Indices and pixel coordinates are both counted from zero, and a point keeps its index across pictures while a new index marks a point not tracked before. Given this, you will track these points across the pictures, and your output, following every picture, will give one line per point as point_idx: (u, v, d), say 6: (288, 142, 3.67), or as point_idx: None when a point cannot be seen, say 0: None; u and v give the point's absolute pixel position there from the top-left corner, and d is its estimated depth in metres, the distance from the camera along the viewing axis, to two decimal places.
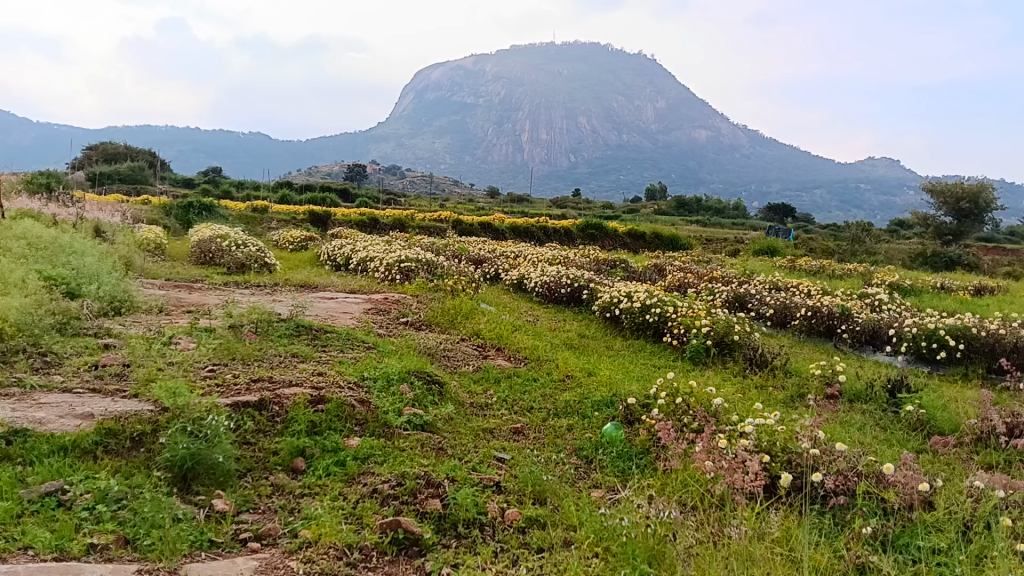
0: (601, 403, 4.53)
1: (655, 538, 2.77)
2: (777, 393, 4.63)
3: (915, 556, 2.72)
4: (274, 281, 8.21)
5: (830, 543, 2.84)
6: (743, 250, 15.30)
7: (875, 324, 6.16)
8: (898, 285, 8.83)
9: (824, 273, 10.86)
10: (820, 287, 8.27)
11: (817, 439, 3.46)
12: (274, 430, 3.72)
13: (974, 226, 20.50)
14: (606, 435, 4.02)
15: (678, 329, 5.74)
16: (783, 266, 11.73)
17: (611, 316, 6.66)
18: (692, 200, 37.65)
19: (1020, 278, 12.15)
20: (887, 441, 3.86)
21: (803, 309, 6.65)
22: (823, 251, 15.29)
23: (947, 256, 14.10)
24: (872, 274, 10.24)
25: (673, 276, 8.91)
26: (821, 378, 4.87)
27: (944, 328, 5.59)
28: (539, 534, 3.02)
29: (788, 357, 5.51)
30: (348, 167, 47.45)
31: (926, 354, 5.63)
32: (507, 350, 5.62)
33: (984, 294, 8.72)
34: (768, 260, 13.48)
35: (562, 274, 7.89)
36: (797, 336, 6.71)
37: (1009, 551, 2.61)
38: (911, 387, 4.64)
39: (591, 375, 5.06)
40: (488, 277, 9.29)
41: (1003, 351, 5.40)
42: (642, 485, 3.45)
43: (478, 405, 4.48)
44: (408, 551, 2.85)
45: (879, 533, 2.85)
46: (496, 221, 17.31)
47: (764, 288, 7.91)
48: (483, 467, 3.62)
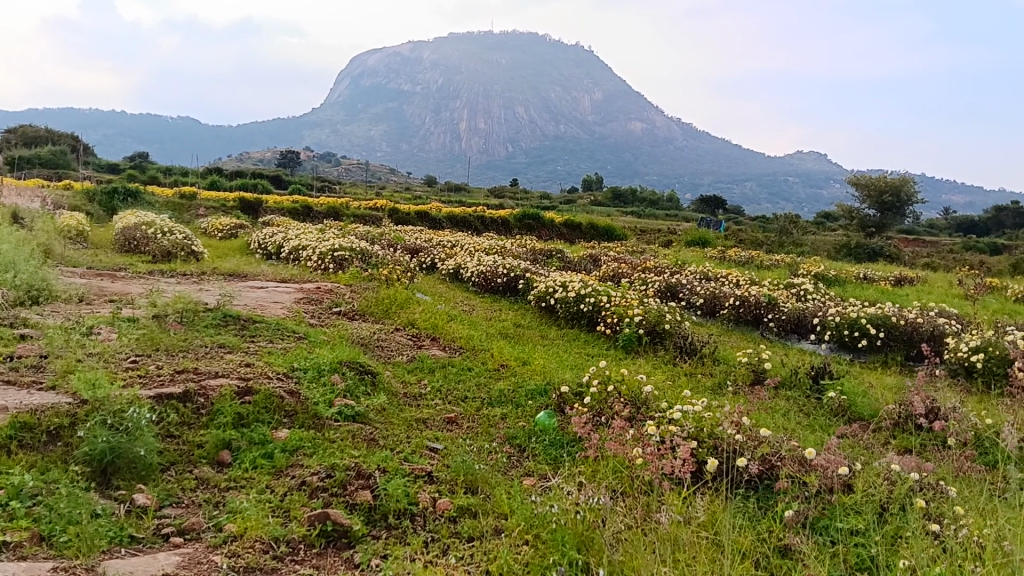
0: (534, 392, 4.54)
1: (584, 525, 2.79)
2: (706, 381, 4.72)
3: (834, 538, 2.80)
4: (201, 269, 7.99)
5: (754, 527, 2.91)
6: (676, 242, 15.53)
7: (800, 313, 6.33)
8: (823, 275, 9.08)
9: (753, 264, 11.10)
10: (749, 277, 8.45)
11: (743, 426, 3.54)
12: (199, 422, 3.62)
13: (895, 218, 21.26)
14: (538, 423, 4.03)
15: (611, 319, 5.80)
16: (714, 256, 11.95)
17: (546, 306, 6.68)
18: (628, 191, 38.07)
19: (937, 269, 12.63)
20: (809, 426, 3.96)
21: (732, 299, 6.79)
22: (753, 242, 15.64)
23: (869, 248, 14.57)
24: (798, 264, 10.51)
25: (607, 266, 8.99)
26: (748, 365, 4.97)
27: (865, 316, 5.76)
28: (470, 523, 3.01)
29: (717, 346, 5.62)
30: (281, 154, 46.49)
31: (848, 342, 5.80)
32: (442, 340, 5.59)
33: (904, 285, 9.04)
34: (700, 250, 13.72)
35: (497, 264, 7.88)
36: (726, 325, 6.84)
37: (922, 531, 2.70)
38: (833, 374, 4.78)
39: (525, 364, 5.06)
40: (424, 267, 9.22)
41: (921, 339, 5.60)
42: (573, 472, 3.47)
43: (411, 395, 4.44)
44: (337, 543, 2.81)
45: (801, 516, 2.93)
46: (432, 211, 17.19)
47: (695, 278, 8.04)
48: (415, 457, 3.59)
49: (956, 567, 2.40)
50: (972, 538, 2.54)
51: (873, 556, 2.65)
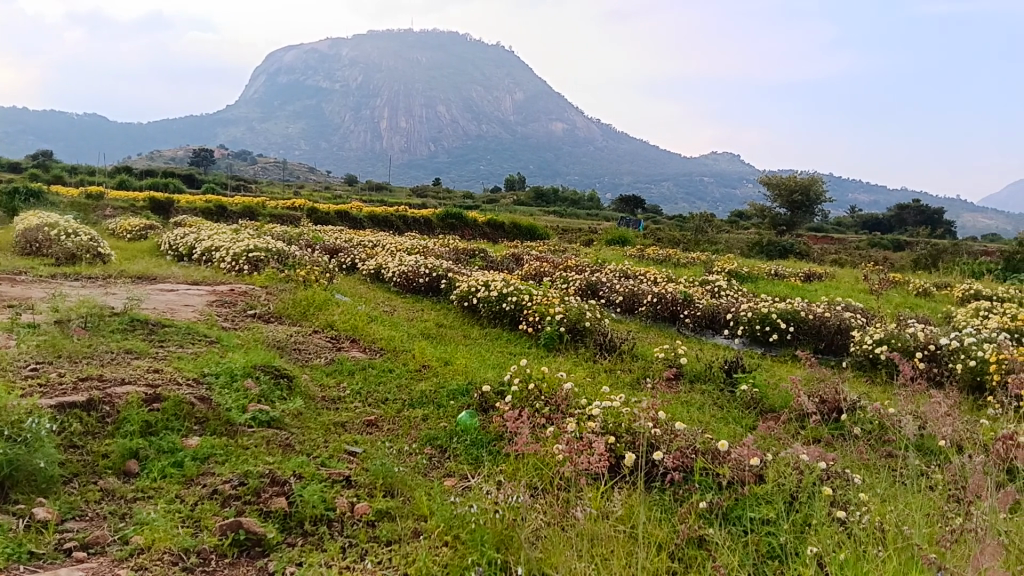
0: (456, 392, 4.52)
1: (503, 523, 2.78)
2: (625, 377, 4.78)
3: (747, 527, 2.88)
4: (108, 272, 7.67)
5: (668, 519, 2.97)
6: (596, 240, 15.71)
7: (714, 309, 6.49)
8: (737, 271, 9.35)
9: (670, 261, 11.32)
10: (666, 275, 8.61)
11: (658, 420, 3.60)
12: (104, 431, 3.47)
13: (804, 216, 22.04)
14: (460, 423, 4.00)
15: (533, 317, 5.81)
16: (633, 255, 12.16)
17: (469, 305, 6.66)
18: (550, 191, 38.36)
19: (844, 265, 13.14)
20: (723, 419, 4.07)
21: (649, 296, 6.91)
22: (670, 240, 15.98)
23: (780, 245, 15.03)
24: (713, 262, 10.78)
25: (529, 265, 9.04)
26: (664, 360, 5.07)
27: (776, 312, 5.94)
28: (388, 527, 2.96)
29: (635, 342, 5.70)
30: (194, 152, 45.13)
31: (760, 336, 5.97)
32: (362, 341, 5.50)
33: (813, 281, 9.35)
34: (620, 249, 13.94)
35: (419, 264, 7.83)
36: (644, 321, 6.96)
37: (829, 519, 2.80)
38: (746, 367, 4.91)
39: (447, 364, 5.04)
40: (344, 267, 9.09)
41: (829, 333, 5.81)
42: (493, 471, 3.46)
43: (330, 399, 4.35)
44: (250, 552, 2.73)
45: (714, 506, 3.01)
46: (352, 210, 16.96)
47: (615, 276, 8.15)
48: (333, 462, 3.52)
49: (860, 553, 2.49)
50: (875, 522, 2.63)
51: (781, 543, 2.73)
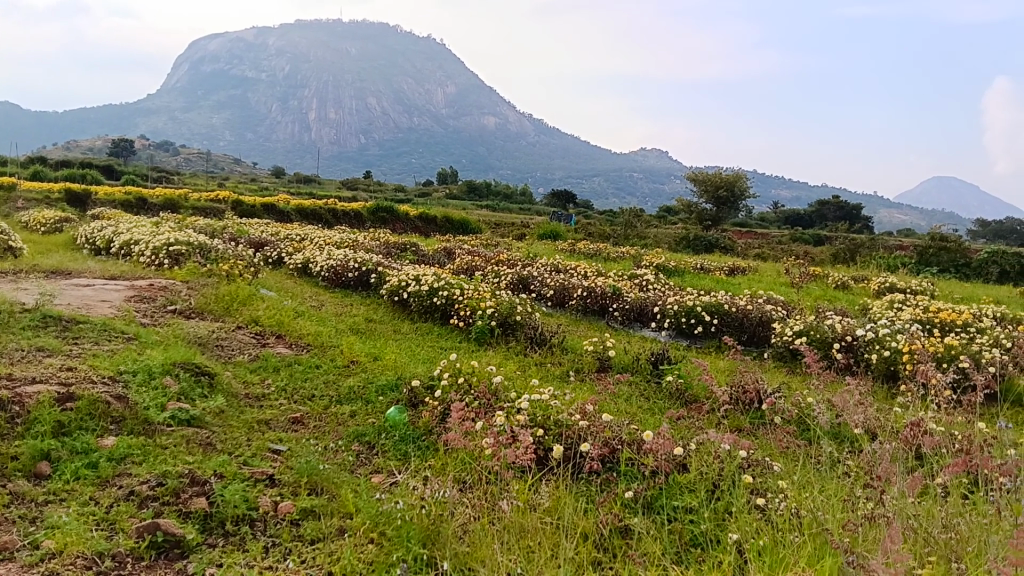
0: (385, 387, 4.47)
1: (430, 518, 2.75)
2: (555, 370, 4.81)
3: (671, 516, 2.94)
4: (18, 266, 7.33)
5: (594, 509, 3.00)
6: (527, 235, 15.77)
7: (642, 302, 6.58)
8: (665, 266, 9.51)
9: (600, 256, 11.45)
10: (596, 269, 8.69)
11: (585, 413, 3.63)
12: (13, 432, 3.31)
13: (730, 212, 22.58)
14: (389, 419, 3.95)
15: (464, 311, 5.79)
16: (564, 249, 12.26)
17: (399, 300, 6.60)
18: (482, 185, 38.35)
19: (767, 259, 13.50)
20: (649, 410, 4.13)
21: (579, 290, 6.97)
22: (600, 234, 16.16)
23: (706, 239, 15.35)
24: (642, 256, 10.95)
25: (461, 259, 9.01)
26: (593, 353, 5.11)
27: (701, 305, 6.07)
28: (312, 525, 2.91)
29: (565, 336, 5.74)
30: (113, 142, 43.56)
31: (686, 328, 6.09)
32: (288, 337, 5.40)
33: (738, 274, 9.57)
34: (551, 243, 14.05)
35: (348, 258, 7.72)
36: (574, 315, 7.02)
37: (749, 507, 2.87)
38: (672, 359, 4.99)
39: (376, 359, 4.98)
40: (270, 261, 8.90)
41: (751, 325, 5.95)
42: (421, 466, 3.44)
43: (254, 396, 4.26)
44: (168, 554, 2.65)
45: (640, 496, 3.06)
46: (279, 202, 16.62)
47: (545, 270, 8.19)
48: (256, 460, 3.44)
49: (777, 540, 2.55)
50: (792, 509, 2.71)
51: (704, 531, 2.79)
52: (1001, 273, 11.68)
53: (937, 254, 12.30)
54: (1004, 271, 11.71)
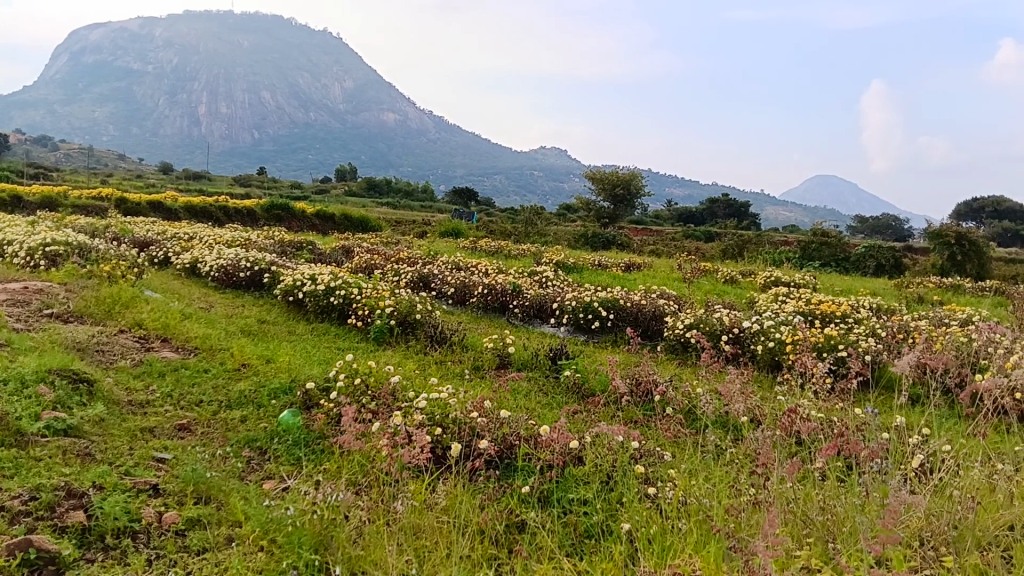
0: (278, 390, 4.36)
1: (323, 522, 2.69)
2: (455, 367, 4.79)
3: (566, 509, 2.98)
4: None
5: (493, 504, 3.00)
6: (428, 232, 15.69)
7: (542, 299, 6.63)
8: (564, 262, 9.63)
9: (501, 253, 11.51)
10: (496, 267, 8.71)
11: (484, 410, 3.61)
12: None
13: (627, 210, 23.10)
14: (282, 422, 3.84)
15: (362, 311, 5.70)
16: (464, 246, 12.26)
17: (294, 300, 6.43)
18: (383, 182, 37.95)
19: (661, 256, 13.89)
20: (547, 405, 4.17)
21: (480, 287, 6.97)
22: (501, 232, 16.24)
23: (604, 236, 15.65)
24: (541, 253, 11.06)
25: (359, 257, 8.88)
26: (493, 350, 5.12)
27: (598, 300, 6.17)
28: (200, 535, 2.81)
29: (465, 333, 5.73)
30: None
31: (583, 324, 6.18)
32: (174, 341, 5.19)
33: (634, 270, 9.79)
34: (451, 241, 14.04)
35: (240, 257, 7.49)
36: (475, 312, 7.02)
37: (641, 496, 2.93)
38: (569, 355, 5.05)
39: (269, 362, 4.85)
40: (157, 261, 8.54)
41: (645, 319, 6.10)
42: (315, 470, 3.35)
43: (137, 403, 4.08)
44: (42, 571, 2.47)
45: (536, 490, 3.08)
46: (168, 200, 15.95)
47: (445, 268, 8.16)
48: (139, 470, 3.29)
49: (666, 527, 2.62)
50: (679, 498, 2.79)
51: (597, 522, 2.84)
52: (876, 266, 12.38)
53: (819, 249, 12.93)
54: (880, 265, 12.42)
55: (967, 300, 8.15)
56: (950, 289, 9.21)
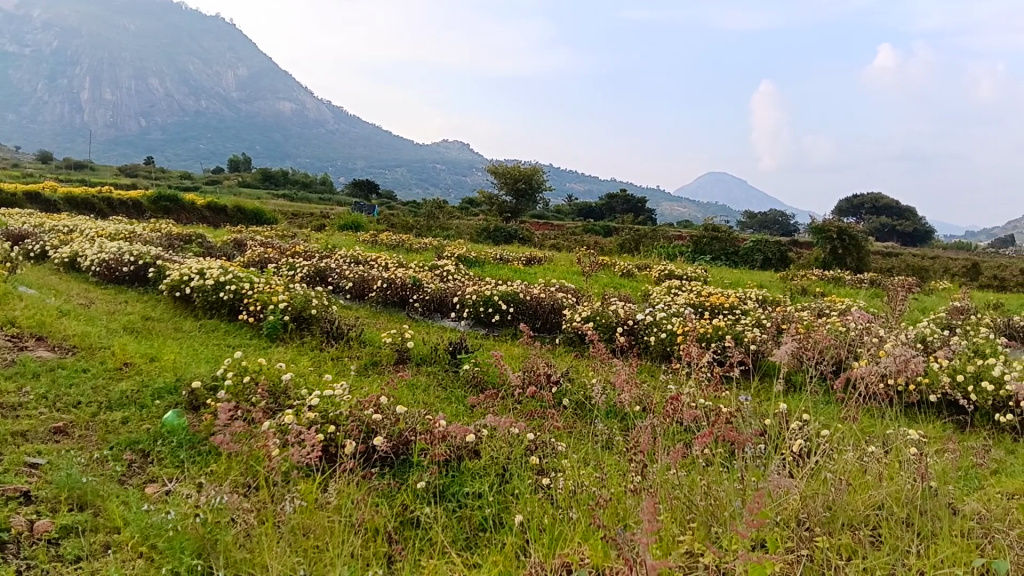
0: (162, 391, 4.19)
1: (207, 527, 2.60)
2: (352, 363, 4.70)
3: (461, 503, 2.97)
4: None
5: (388, 501, 2.95)
6: (326, 226, 15.38)
7: (442, 293, 6.59)
8: (465, 256, 9.62)
9: (402, 247, 11.41)
10: (396, 260, 8.62)
11: (379, 406, 3.55)
12: None
13: (528, 204, 23.31)
14: (166, 424, 3.69)
15: (254, 306, 5.54)
16: (364, 240, 12.07)
17: (182, 296, 6.19)
18: (279, 174, 37.01)
19: (560, 250, 14.06)
20: (446, 399, 4.14)
21: (379, 281, 6.88)
22: (401, 225, 16.08)
23: (505, 230, 15.72)
24: (442, 247, 11.02)
25: (253, 251, 8.62)
26: (391, 345, 5.05)
27: (498, 294, 6.19)
28: (74, 543, 2.66)
29: (363, 329, 5.63)
30: None
31: (483, 317, 6.18)
32: (50, 339, 4.91)
33: (534, 264, 9.87)
34: (350, 234, 13.83)
35: (124, 251, 7.16)
36: (374, 307, 6.92)
37: (535, 488, 2.95)
38: (469, 348, 5.03)
39: (153, 361, 4.65)
40: (33, 256, 8.07)
41: (544, 312, 6.14)
42: (201, 473, 3.23)
43: (7, 405, 3.83)
44: None
45: (431, 485, 3.05)
46: (47, 191, 15.09)
47: (344, 261, 8.01)
48: (8, 477, 3.10)
49: (557, 517, 2.65)
50: (572, 487, 2.82)
51: (490, 515, 2.84)
52: (764, 260, 12.88)
53: (710, 243, 13.35)
54: (767, 259, 12.95)
55: (847, 292, 8.57)
56: (831, 282, 9.66)
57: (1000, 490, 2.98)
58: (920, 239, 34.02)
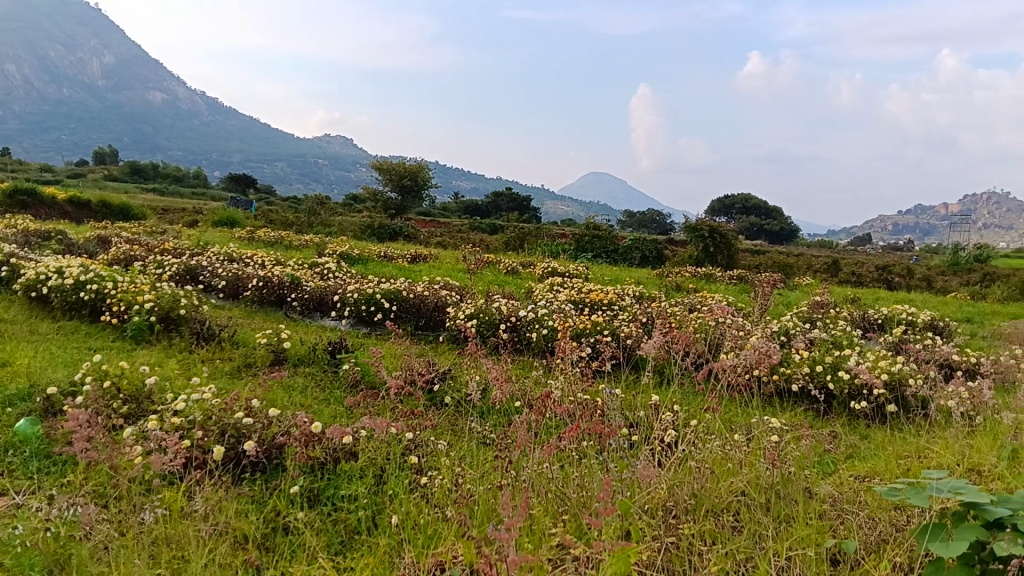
0: (14, 398, 3.91)
1: (59, 541, 2.44)
2: (224, 365, 4.54)
3: (336, 505, 2.91)
4: None
5: (259, 508, 2.86)
6: (200, 222, 14.80)
7: (322, 292, 6.46)
8: (347, 254, 9.47)
9: (281, 244, 11.12)
10: (273, 258, 8.38)
11: (250, 409, 3.44)
12: None
13: (414, 201, 23.21)
14: (17, 433, 3.45)
15: (117, 307, 5.27)
16: (240, 237, 11.69)
17: (38, 296, 5.81)
18: (150, 167, 35.36)
19: (444, 247, 14.04)
20: (323, 400, 4.06)
21: (254, 280, 6.68)
22: (281, 222, 15.65)
23: (390, 227, 15.57)
24: (323, 244, 10.81)
25: (118, 248, 8.19)
26: (266, 345, 4.90)
27: (380, 292, 6.13)
28: None
29: (236, 329, 5.45)
30: None
31: (365, 316, 6.11)
32: None
33: (418, 261, 9.82)
34: (226, 230, 13.36)
35: None
36: (249, 307, 6.71)
37: (410, 488, 2.92)
38: (349, 348, 4.95)
39: (4, 366, 4.34)
40: None
41: (426, 310, 6.11)
42: (55, 485, 3.04)
43: None
44: None
45: (306, 490, 2.97)
46: None
47: (218, 259, 7.73)
48: None
49: (432, 516, 2.63)
50: (448, 485, 2.81)
51: (364, 517, 2.79)
52: (641, 257, 13.29)
53: (591, 241, 13.65)
54: (645, 256, 13.36)
55: (717, 288, 8.95)
56: (704, 278, 10.06)
57: (852, 473, 3.17)
58: (786, 237, 35.94)
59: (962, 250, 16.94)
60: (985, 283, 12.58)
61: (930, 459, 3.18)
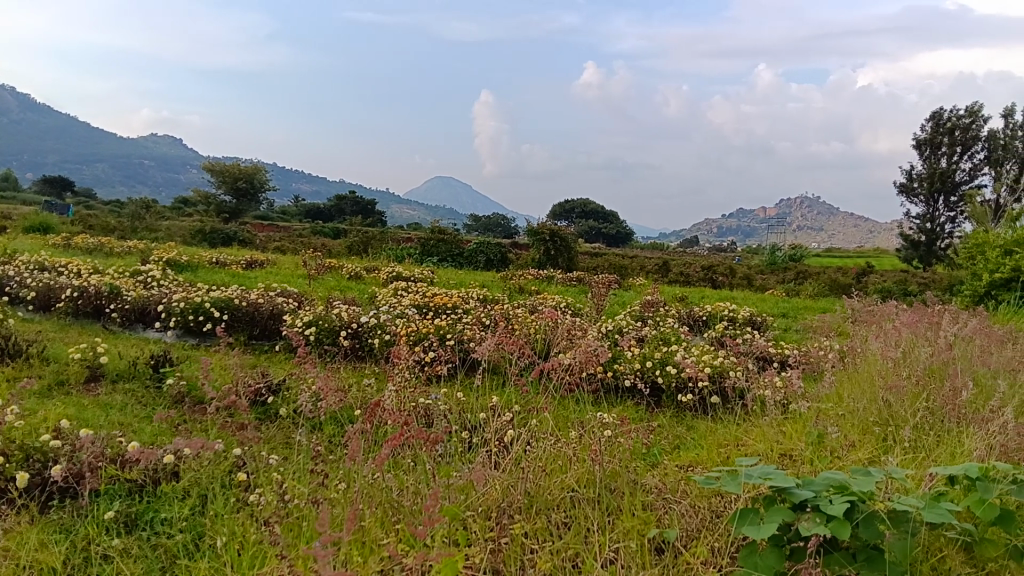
0: None
1: None
2: (31, 384, 4.19)
3: (155, 529, 2.74)
4: None
5: (68, 536, 2.65)
6: (9, 228, 13.61)
7: (144, 302, 6.10)
8: (174, 261, 9.00)
9: (100, 251, 10.42)
10: (91, 266, 7.84)
11: (61, 430, 3.19)
12: None
13: (251, 205, 22.45)
14: None
15: None
16: (54, 244, 10.84)
17: None
18: None
19: (280, 253, 13.60)
20: (146, 417, 3.83)
21: (68, 290, 6.23)
22: (103, 227, 14.66)
23: (224, 231, 14.94)
24: (148, 251, 10.22)
25: None
26: (81, 361, 4.57)
27: (209, 301, 5.88)
28: None
29: (46, 344, 5.04)
30: None
31: (193, 326, 5.83)
32: None
33: (254, 267, 9.50)
34: (36, 237, 12.36)
35: None
36: (62, 319, 6.23)
37: (235, 508, 2.79)
38: (173, 361, 4.69)
39: None
40: None
41: (259, 318, 5.91)
42: None
43: None
44: None
45: (122, 514, 2.78)
46: None
47: (27, 269, 7.14)
48: None
49: (257, 534, 2.52)
50: (275, 499, 2.70)
51: (185, 542, 2.63)
52: (486, 260, 13.43)
53: (437, 245, 13.65)
54: (489, 259, 13.51)
55: (555, 289, 9.18)
56: (543, 280, 10.29)
57: (676, 464, 3.32)
58: (622, 240, 37.46)
59: (779, 250, 18.26)
60: (799, 280, 13.61)
61: (746, 446, 3.38)
